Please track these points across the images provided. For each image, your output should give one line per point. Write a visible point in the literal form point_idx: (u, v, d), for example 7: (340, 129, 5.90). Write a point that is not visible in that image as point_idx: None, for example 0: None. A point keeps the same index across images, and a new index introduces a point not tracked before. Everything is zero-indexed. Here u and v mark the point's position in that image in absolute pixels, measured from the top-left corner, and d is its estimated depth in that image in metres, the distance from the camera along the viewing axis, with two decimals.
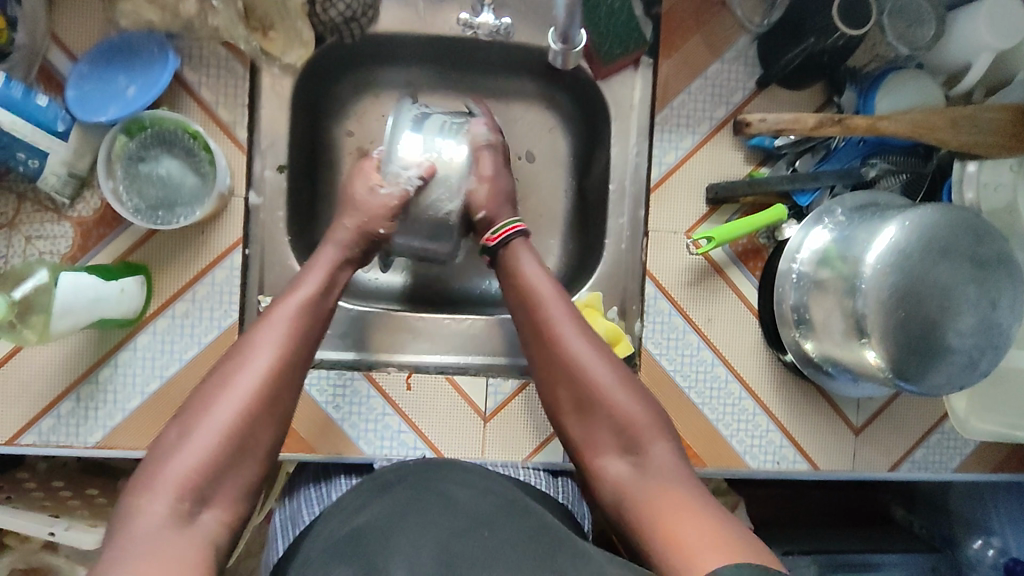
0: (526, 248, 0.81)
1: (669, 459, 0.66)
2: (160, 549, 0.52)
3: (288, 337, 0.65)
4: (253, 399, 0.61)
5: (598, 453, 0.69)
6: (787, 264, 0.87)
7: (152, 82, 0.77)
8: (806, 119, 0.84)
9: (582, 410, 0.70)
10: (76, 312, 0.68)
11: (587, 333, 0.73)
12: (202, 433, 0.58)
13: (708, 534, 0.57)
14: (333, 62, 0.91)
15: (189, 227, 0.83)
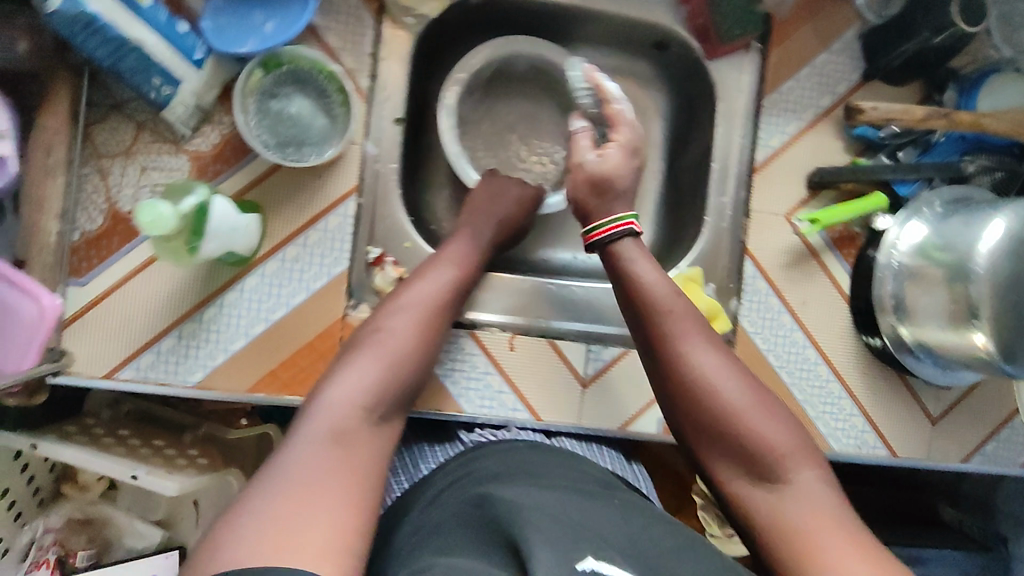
0: (636, 249, 0.75)
1: (818, 489, 0.60)
2: (347, 442, 0.59)
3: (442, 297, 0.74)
4: (414, 344, 0.69)
5: (729, 474, 0.64)
6: (885, 256, 0.89)
7: (290, 21, 0.76)
8: (915, 111, 0.87)
9: (710, 432, 0.65)
10: (223, 237, 0.69)
11: (718, 347, 0.68)
12: (380, 357, 0.66)
13: (864, 563, 0.53)
14: (451, 22, 0.92)
15: (306, 170, 0.82)
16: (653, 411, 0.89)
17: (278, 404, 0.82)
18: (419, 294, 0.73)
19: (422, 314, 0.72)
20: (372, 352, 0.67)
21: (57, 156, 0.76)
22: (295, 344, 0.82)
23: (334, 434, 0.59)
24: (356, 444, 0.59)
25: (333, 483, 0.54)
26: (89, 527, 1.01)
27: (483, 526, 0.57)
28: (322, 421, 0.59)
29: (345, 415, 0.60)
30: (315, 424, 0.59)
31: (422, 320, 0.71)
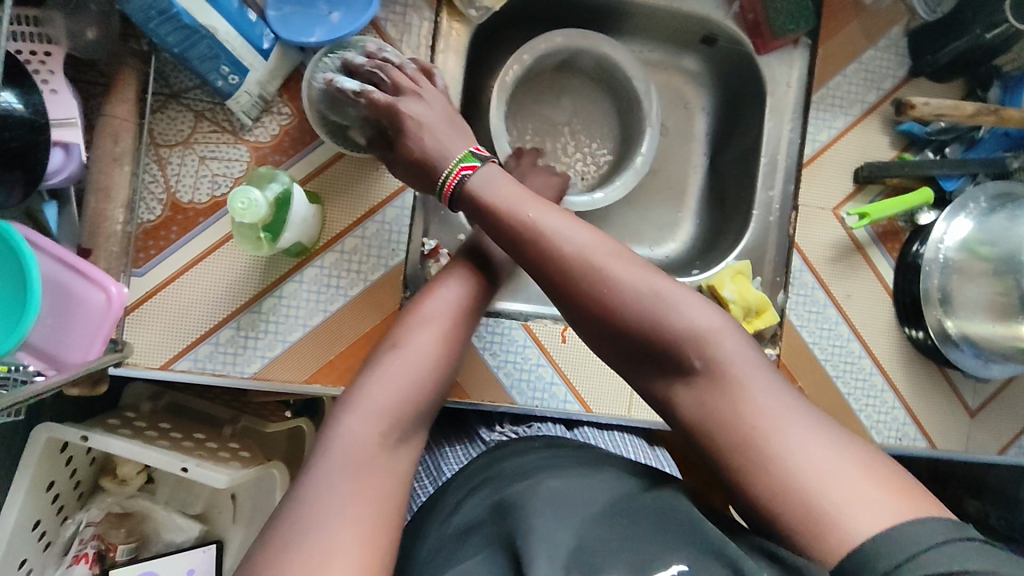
0: (492, 174, 0.66)
1: (741, 362, 0.56)
2: (368, 478, 0.55)
3: (463, 307, 0.68)
4: (435, 358, 0.64)
5: (659, 378, 0.59)
6: (933, 251, 0.91)
7: (357, 11, 0.76)
8: (965, 107, 0.87)
9: (629, 335, 0.59)
10: (299, 229, 0.73)
11: (597, 237, 0.61)
12: (401, 373, 0.61)
13: (838, 470, 0.50)
14: (504, 14, 0.92)
15: (366, 162, 0.82)
16: None
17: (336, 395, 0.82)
18: (440, 307, 0.67)
19: (441, 326, 0.65)
20: (393, 367, 0.61)
21: (125, 145, 0.75)
22: (353, 335, 0.82)
23: (355, 469, 0.55)
24: (374, 479, 0.56)
25: (351, 525, 0.51)
26: (128, 521, 0.97)
27: (503, 531, 0.56)
28: (338, 455, 0.56)
29: (364, 446, 0.57)
30: (330, 458, 0.55)
31: (443, 332, 0.65)
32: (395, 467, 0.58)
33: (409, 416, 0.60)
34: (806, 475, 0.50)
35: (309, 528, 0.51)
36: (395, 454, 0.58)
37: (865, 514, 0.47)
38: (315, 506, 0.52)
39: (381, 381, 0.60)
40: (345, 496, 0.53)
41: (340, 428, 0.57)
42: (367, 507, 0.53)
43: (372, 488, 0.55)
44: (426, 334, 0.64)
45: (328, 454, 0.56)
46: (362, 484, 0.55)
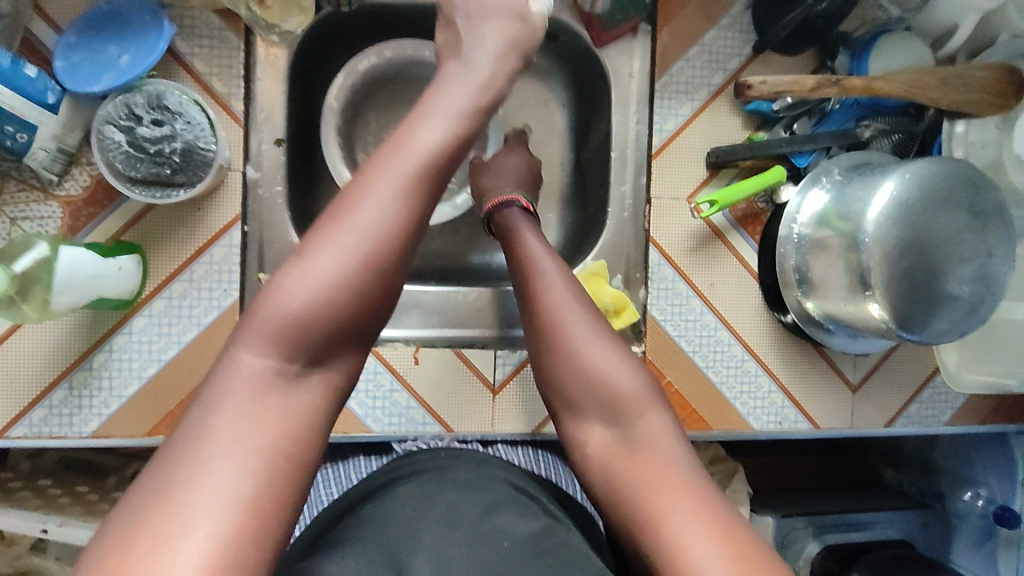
0: (520, 213, 0.80)
1: (657, 433, 0.64)
2: (268, 416, 0.53)
3: (410, 198, 0.60)
4: (387, 234, 0.59)
5: (584, 421, 0.67)
6: (787, 228, 0.89)
7: (145, 53, 0.72)
8: (805, 81, 0.84)
9: (568, 377, 0.67)
10: (78, 289, 0.66)
11: (575, 296, 0.70)
12: (321, 275, 0.57)
13: (706, 523, 0.55)
14: (328, 34, 0.89)
15: (186, 204, 0.80)
16: None
17: None
18: (370, 198, 0.59)
19: (376, 221, 0.58)
20: (309, 271, 0.57)
21: None
22: (194, 380, 0.82)
23: (242, 412, 0.53)
24: (266, 421, 0.53)
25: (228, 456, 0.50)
26: None
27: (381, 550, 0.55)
28: (226, 388, 0.54)
29: (257, 379, 0.55)
30: (218, 393, 0.53)
31: (381, 219, 0.58)
32: (299, 400, 0.56)
33: (326, 330, 0.57)
34: (677, 525, 0.55)
35: (159, 494, 0.48)
36: (302, 386, 0.57)
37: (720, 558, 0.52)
38: (166, 470, 0.49)
39: (298, 286, 0.57)
40: (216, 447, 0.50)
41: (235, 358, 0.55)
42: (243, 460, 0.50)
43: (262, 430, 0.53)
44: (350, 229, 0.58)
45: (219, 388, 0.54)
46: (248, 425, 0.52)
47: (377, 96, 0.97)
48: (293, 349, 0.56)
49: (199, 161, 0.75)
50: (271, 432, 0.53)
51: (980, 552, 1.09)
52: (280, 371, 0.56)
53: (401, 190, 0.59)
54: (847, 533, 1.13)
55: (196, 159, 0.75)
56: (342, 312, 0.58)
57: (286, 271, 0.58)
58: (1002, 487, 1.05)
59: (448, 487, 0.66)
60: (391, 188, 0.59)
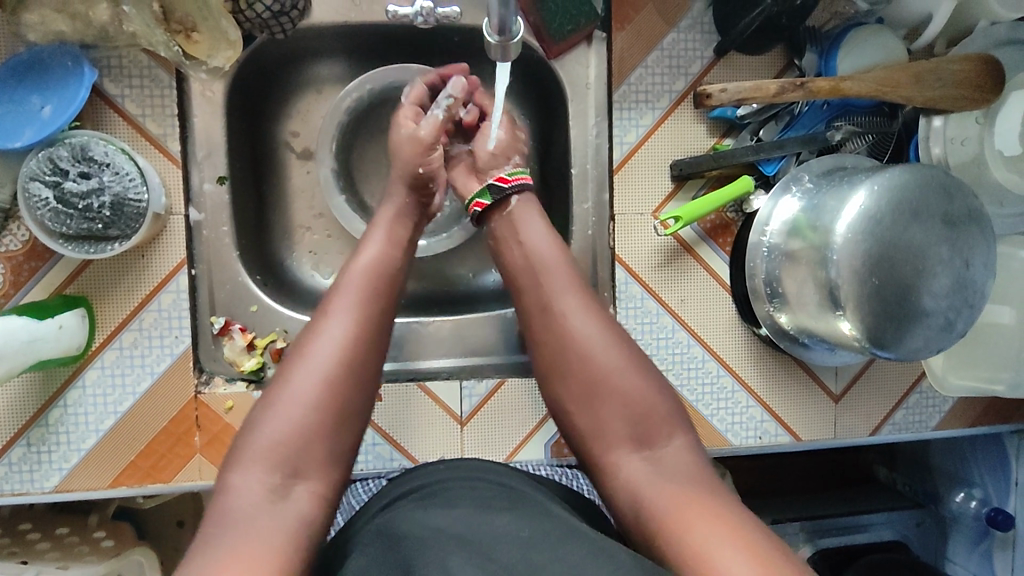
0: (530, 210, 0.76)
1: (683, 455, 0.63)
2: (251, 540, 0.52)
3: (365, 317, 0.64)
4: (347, 344, 0.62)
5: (608, 443, 0.64)
6: (758, 236, 0.84)
7: (69, 101, 0.71)
8: (767, 86, 0.80)
9: (593, 396, 0.65)
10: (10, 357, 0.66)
11: (589, 309, 0.68)
12: (289, 404, 0.59)
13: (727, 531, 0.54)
14: (268, 61, 0.85)
15: (128, 252, 0.78)
16: (537, 437, 0.87)
17: (145, 492, 0.80)
18: (329, 328, 0.63)
19: (337, 344, 0.62)
20: (278, 401, 0.59)
21: None
22: (151, 431, 0.79)
23: (235, 532, 0.53)
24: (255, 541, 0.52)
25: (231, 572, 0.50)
26: None
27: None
28: (218, 520, 0.54)
29: (251, 501, 0.55)
30: (213, 524, 0.54)
31: (340, 331, 0.62)
32: (287, 517, 0.55)
33: (298, 450, 0.58)
34: (706, 538, 0.54)
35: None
36: (286, 504, 0.56)
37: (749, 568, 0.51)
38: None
39: (269, 420, 0.59)
40: (229, 553, 0.51)
41: (225, 489, 0.56)
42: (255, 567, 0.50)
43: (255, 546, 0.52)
44: (313, 358, 0.61)
45: (210, 522, 0.54)
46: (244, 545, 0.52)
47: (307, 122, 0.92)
48: (274, 466, 0.57)
49: (132, 213, 0.73)
50: (270, 540, 0.53)
51: (975, 552, 1.06)
52: (263, 497, 0.55)
53: (359, 312, 0.64)
54: (842, 536, 1.07)
55: (129, 211, 0.72)
56: (314, 430, 0.59)
57: (259, 408, 0.60)
58: (997, 487, 1.02)
59: (439, 471, 0.66)
60: (347, 316, 0.64)
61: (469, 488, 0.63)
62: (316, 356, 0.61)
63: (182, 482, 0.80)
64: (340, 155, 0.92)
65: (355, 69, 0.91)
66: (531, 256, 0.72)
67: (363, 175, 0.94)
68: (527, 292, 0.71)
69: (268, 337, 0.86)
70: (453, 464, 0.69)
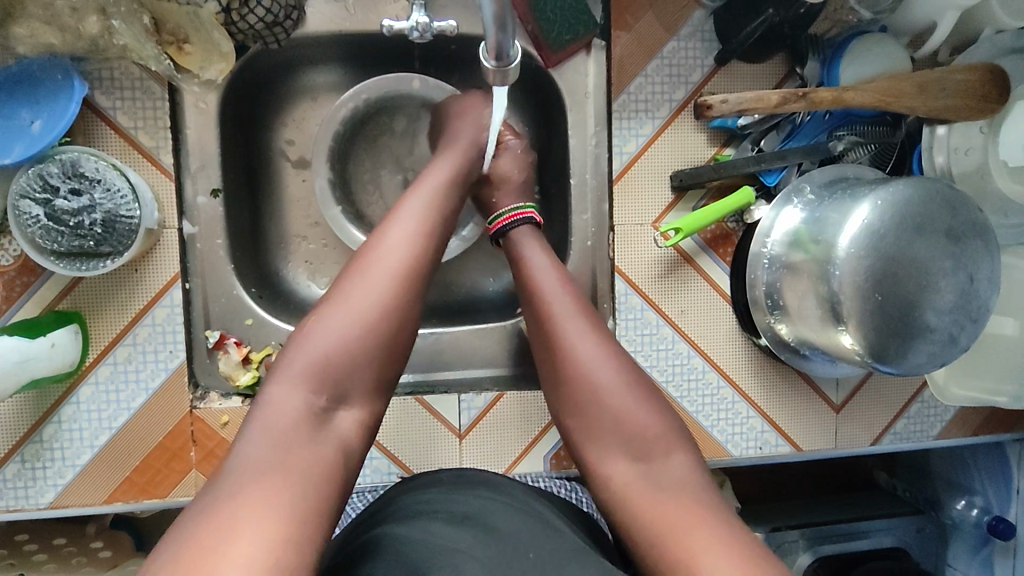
0: (530, 234, 0.76)
1: (685, 473, 0.60)
2: (294, 452, 0.52)
3: (422, 244, 0.64)
4: (404, 266, 0.61)
5: (604, 455, 0.63)
6: (759, 245, 0.83)
7: (59, 116, 0.70)
8: (769, 97, 0.79)
9: (589, 410, 0.64)
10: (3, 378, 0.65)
11: (592, 328, 0.67)
12: (342, 321, 0.58)
13: (732, 557, 0.51)
14: (262, 70, 0.84)
15: (122, 266, 0.77)
16: (535, 450, 0.86)
17: (141, 508, 0.79)
18: (388, 247, 0.62)
19: (390, 270, 0.61)
20: (330, 318, 0.58)
21: None
22: (146, 446, 0.79)
23: (277, 443, 0.52)
24: (298, 453, 0.52)
25: (252, 505, 0.47)
26: None
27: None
28: (262, 425, 0.53)
29: (291, 416, 0.53)
30: (254, 431, 0.52)
31: (397, 253, 0.62)
32: (328, 439, 0.54)
33: (343, 368, 0.57)
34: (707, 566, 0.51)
35: (214, 507, 0.47)
36: (329, 424, 0.55)
37: None
38: (224, 482, 0.49)
39: (316, 336, 0.57)
40: (251, 487, 0.48)
41: (267, 396, 0.54)
42: (279, 504, 0.48)
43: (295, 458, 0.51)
44: (366, 281, 0.60)
45: (250, 426, 0.53)
46: (284, 456, 0.51)
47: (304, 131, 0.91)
48: (317, 383, 0.56)
49: (124, 230, 0.72)
50: (298, 472, 0.51)
51: (976, 559, 1.06)
52: (308, 409, 0.54)
53: (416, 237, 0.63)
54: (841, 543, 1.07)
55: (120, 228, 0.72)
56: (361, 352, 0.58)
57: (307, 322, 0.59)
58: (998, 495, 1.02)
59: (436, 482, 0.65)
60: (401, 240, 0.62)
61: (472, 500, 0.61)
62: (370, 278, 0.60)
63: (178, 497, 0.80)
64: (336, 165, 0.91)
65: (351, 77, 0.90)
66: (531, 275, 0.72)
67: (359, 185, 0.93)
68: (533, 307, 0.70)
69: (264, 351, 0.85)
70: (456, 475, 0.67)
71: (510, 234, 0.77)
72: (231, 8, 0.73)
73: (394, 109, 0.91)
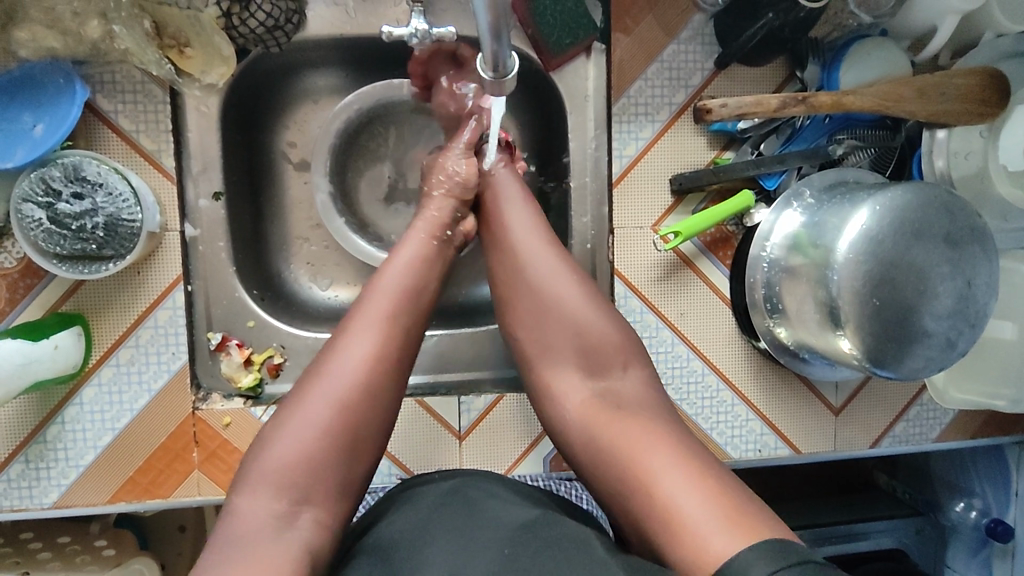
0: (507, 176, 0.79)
1: (636, 382, 0.68)
2: (258, 556, 0.53)
3: (384, 347, 0.65)
4: (364, 374, 0.63)
5: (556, 363, 0.70)
6: (759, 248, 0.83)
7: (60, 120, 0.71)
8: (768, 101, 0.79)
9: (547, 323, 0.71)
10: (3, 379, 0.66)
11: (553, 250, 0.74)
12: (303, 427, 0.59)
13: (696, 483, 0.55)
14: (263, 73, 0.84)
15: (124, 269, 0.78)
16: (535, 452, 0.87)
17: (144, 507, 0.80)
18: (350, 351, 0.64)
19: (348, 379, 0.62)
20: (295, 425, 0.60)
21: None
22: (148, 447, 0.79)
23: (243, 551, 0.53)
24: (260, 560, 0.52)
25: None
26: None
27: None
28: (228, 538, 0.54)
29: (257, 522, 0.55)
30: (221, 544, 0.54)
31: (355, 366, 0.63)
32: (294, 540, 0.55)
33: (307, 477, 0.58)
34: (672, 487, 0.55)
35: None
36: (294, 528, 0.56)
37: (721, 527, 0.51)
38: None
39: (280, 443, 0.59)
40: None
41: (235, 507, 0.56)
42: None
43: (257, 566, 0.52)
44: (327, 384, 0.62)
45: (218, 542, 0.54)
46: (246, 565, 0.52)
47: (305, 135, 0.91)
48: (283, 490, 0.57)
49: (125, 233, 0.73)
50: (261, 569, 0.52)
51: (975, 560, 1.05)
52: (272, 517, 0.56)
53: (377, 340, 0.65)
54: (843, 544, 1.07)
55: (122, 232, 0.72)
56: (325, 459, 0.59)
57: (270, 431, 0.61)
58: (997, 497, 1.02)
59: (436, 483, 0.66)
60: (365, 348, 0.64)
61: (467, 496, 0.62)
62: (330, 381, 0.62)
63: (181, 497, 0.80)
64: (336, 167, 0.91)
65: (351, 80, 0.90)
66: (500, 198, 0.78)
67: (359, 188, 0.93)
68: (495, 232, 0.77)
69: (266, 352, 0.86)
70: (450, 474, 0.68)
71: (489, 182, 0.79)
72: (232, 13, 0.74)
73: (395, 113, 0.92)
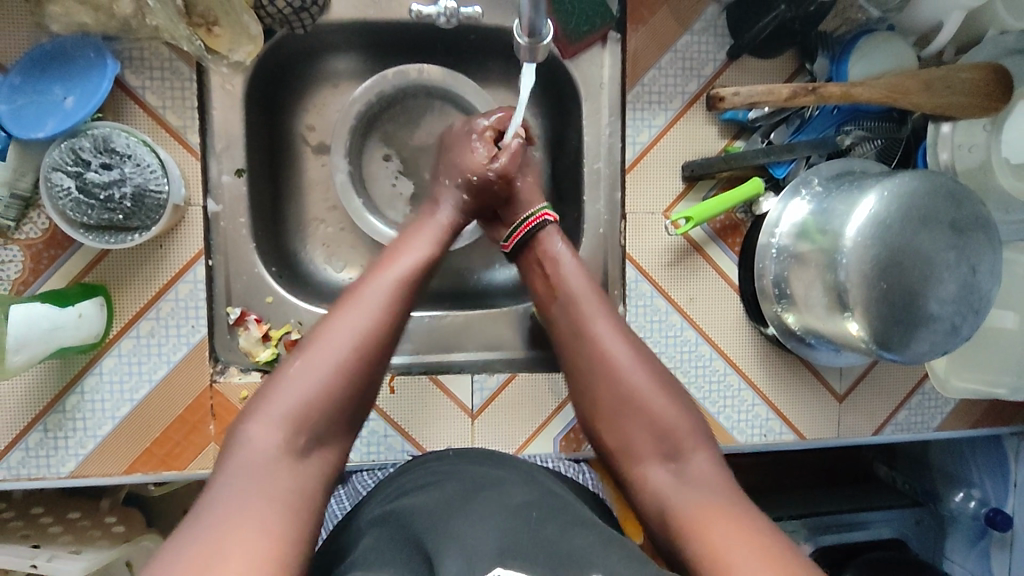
0: (557, 236, 0.78)
1: (708, 469, 0.63)
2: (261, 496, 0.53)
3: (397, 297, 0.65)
4: (377, 324, 0.62)
5: (637, 458, 0.65)
6: (767, 236, 0.85)
7: (91, 93, 0.72)
8: (779, 90, 0.81)
9: (623, 410, 0.67)
10: (32, 344, 0.67)
11: (625, 333, 0.70)
12: (314, 373, 0.59)
13: (735, 532, 0.55)
14: (286, 55, 0.86)
15: (147, 243, 0.79)
16: (547, 431, 0.88)
17: (159, 479, 0.81)
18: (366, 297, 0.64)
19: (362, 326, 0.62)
20: (307, 365, 0.59)
21: None
22: (165, 420, 0.80)
23: (251, 481, 0.53)
24: (273, 479, 0.53)
25: (240, 537, 0.49)
26: None
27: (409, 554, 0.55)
28: (240, 466, 0.54)
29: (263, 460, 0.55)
30: (233, 472, 0.54)
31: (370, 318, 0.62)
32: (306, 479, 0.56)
33: (320, 415, 0.58)
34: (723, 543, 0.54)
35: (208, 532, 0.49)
36: (304, 468, 0.56)
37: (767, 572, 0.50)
38: (214, 510, 0.51)
39: (291, 386, 0.58)
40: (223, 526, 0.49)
41: (246, 438, 0.56)
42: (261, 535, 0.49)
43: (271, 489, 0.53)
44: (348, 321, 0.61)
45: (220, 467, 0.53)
46: (253, 490, 0.53)
47: (325, 118, 0.93)
48: (296, 429, 0.57)
49: (152, 204, 0.75)
50: (279, 503, 0.53)
51: (973, 551, 1.07)
52: (285, 452, 0.56)
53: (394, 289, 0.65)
54: (842, 533, 1.07)
55: (149, 203, 0.74)
56: (337, 402, 0.59)
57: (283, 371, 0.60)
58: (995, 487, 1.04)
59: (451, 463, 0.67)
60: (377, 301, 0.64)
61: (477, 475, 0.63)
62: (349, 323, 0.61)
63: (196, 470, 0.81)
64: (354, 150, 0.93)
65: (370, 64, 0.92)
66: (569, 273, 0.75)
67: (376, 173, 0.95)
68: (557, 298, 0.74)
69: (283, 328, 0.87)
70: (461, 451, 0.70)
71: (538, 239, 0.79)
72: None
73: (413, 99, 0.94)
